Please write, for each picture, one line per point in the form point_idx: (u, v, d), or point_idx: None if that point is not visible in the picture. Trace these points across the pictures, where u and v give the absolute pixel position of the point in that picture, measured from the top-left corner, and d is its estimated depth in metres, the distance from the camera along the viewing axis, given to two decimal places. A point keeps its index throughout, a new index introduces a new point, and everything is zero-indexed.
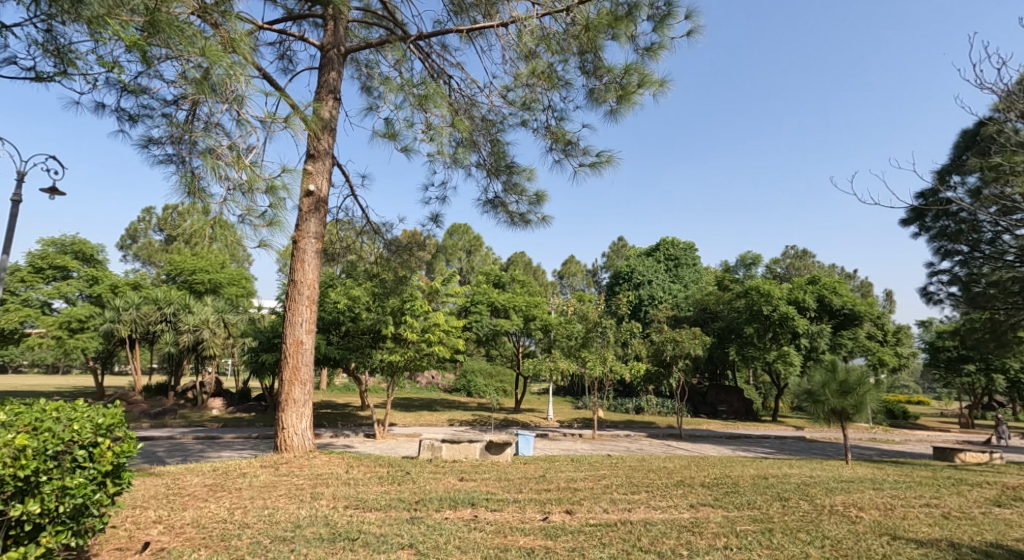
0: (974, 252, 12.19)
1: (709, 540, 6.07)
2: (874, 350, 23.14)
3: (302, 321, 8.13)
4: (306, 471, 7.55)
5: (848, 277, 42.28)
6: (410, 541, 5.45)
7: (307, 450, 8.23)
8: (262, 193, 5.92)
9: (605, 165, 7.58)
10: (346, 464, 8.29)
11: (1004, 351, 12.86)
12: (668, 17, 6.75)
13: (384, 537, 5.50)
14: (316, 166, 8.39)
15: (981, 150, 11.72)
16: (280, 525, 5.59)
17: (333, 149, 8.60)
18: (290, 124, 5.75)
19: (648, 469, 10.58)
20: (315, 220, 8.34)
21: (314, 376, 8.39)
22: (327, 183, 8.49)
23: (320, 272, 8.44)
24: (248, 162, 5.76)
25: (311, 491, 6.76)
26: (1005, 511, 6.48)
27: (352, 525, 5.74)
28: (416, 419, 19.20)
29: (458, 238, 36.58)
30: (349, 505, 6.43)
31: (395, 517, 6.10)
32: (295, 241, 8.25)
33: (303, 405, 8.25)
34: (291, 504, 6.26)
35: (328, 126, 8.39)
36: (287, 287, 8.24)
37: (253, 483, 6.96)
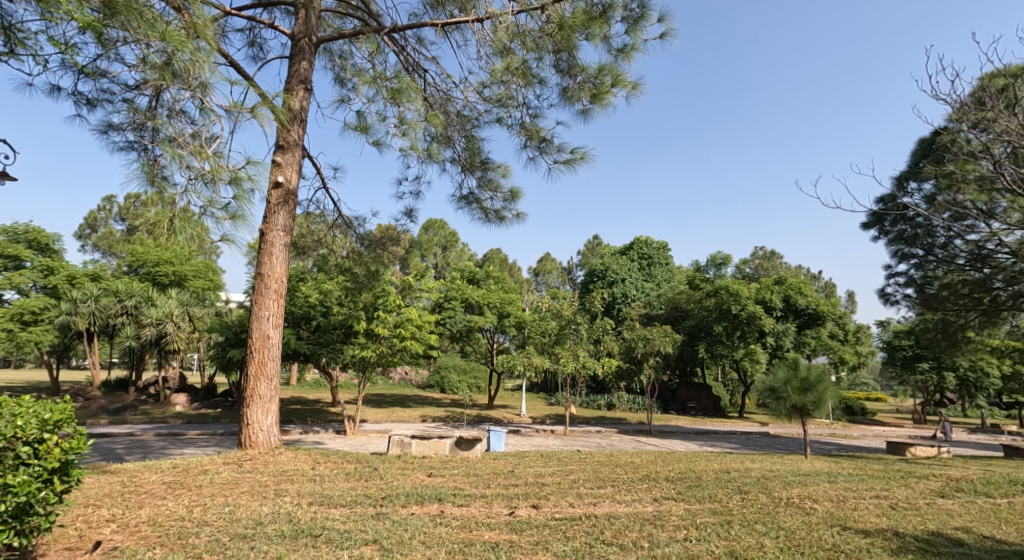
0: (928, 256, 12.57)
1: (669, 532, 6.21)
2: (836, 349, 23.92)
3: (269, 316, 8.03)
4: (270, 467, 7.48)
5: (813, 278, 43.34)
6: (374, 536, 5.45)
7: (272, 446, 8.13)
8: (225, 183, 5.83)
9: (579, 163, 7.63)
10: (312, 460, 8.22)
11: (955, 350, 13.32)
12: (642, 19, 6.84)
13: (348, 533, 5.50)
14: (285, 158, 8.28)
15: (936, 158, 12.17)
16: (241, 522, 5.53)
17: (303, 140, 8.51)
18: (255, 114, 5.66)
19: (616, 464, 10.74)
20: (284, 212, 8.23)
21: (280, 371, 8.28)
22: (297, 176, 8.40)
23: (288, 265, 8.34)
24: (211, 152, 5.66)
25: (275, 488, 6.70)
26: (948, 502, 6.76)
27: (316, 521, 5.72)
28: (387, 415, 19.12)
29: (433, 233, 36.47)
30: (314, 501, 6.39)
31: (360, 514, 6.09)
32: (262, 234, 8.14)
33: (268, 400, 8.15)
34: (254, 502, 6.20)
35: (298, 118, 8.30)
36: (254, 280, 8.12)
37: (214, 480, 6.86)
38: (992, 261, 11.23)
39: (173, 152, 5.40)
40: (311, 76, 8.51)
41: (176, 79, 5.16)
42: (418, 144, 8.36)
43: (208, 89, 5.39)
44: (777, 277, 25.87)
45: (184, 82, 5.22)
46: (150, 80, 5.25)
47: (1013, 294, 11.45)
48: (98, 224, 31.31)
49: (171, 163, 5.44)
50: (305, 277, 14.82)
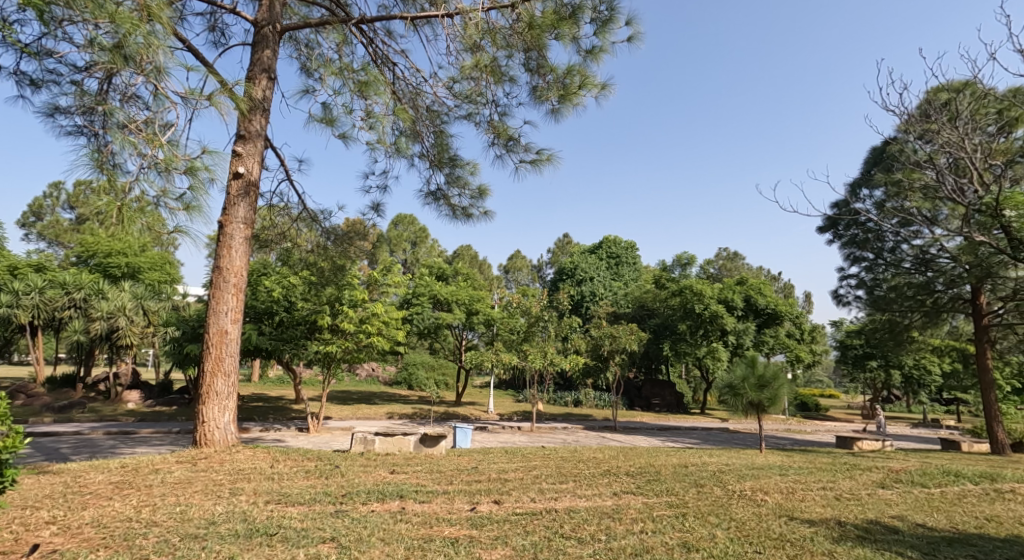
0: (878, 260, 13.05)
1: (627, 525, 6.35)
2: (793, 348, 24.82)
3: (227, 310, 7.88)
4: (226, 466, 7.35)
5: (773, 278, 44.49)
6: (332, 534, 5.44)
7: (229, 444, 7.99)
8: (180, 173, 5.70)
9: (545, 163, 7.66)
10: (270, 458, 8.12)
11: (900, 350, 13.91)
12: (610, 22, 6.94)
13: (305, 531, 5.47)
14: (246, 148, 8.12)
15: (885, 166, 12.64)
16: (192, 522, 5.45)
17: (265, 130, 8.37)
18: (212, 102, 5.50)
19: (579, 459, 10.89)
20: (244, 204, 8.07)
21: (238, 368, 8.13)
22: (258, 167, 8.25)
23: (248, 258, 8.20)
24: (165, 140, 5.52)
25: (230, 487, 6.60)
26: (887, 492, 7.08)
27: (272, 520, 5.67)
28: (353, 412, 18.93)
29: (402, 229, 36.21)
30: (271, 500, 6.32)
31: (318, 512, 6.06)
32: (221, 226, 7.97)
33: (226, 397, 8.00)
34: (207, 501, 6.11)
35: (260, 107, 8.16)
36: (212, 273, 7.96)
37: (165, 480, 6.72)
38: (936, 265, 11.76)
39: (124, 139, 5.25)
40: (275, 65, 8.37)
41: (128, 62, 4.99)
42: (386, 139, 8.31)
43: (162, 74, 5.26)
44: (739, 277, 26.48)
45: (137, 66, 5.11)
46: (97, 62, 5.05)
47: (951, 296, 12.44)
48: (44, 213, 30.15)
49: (123, 150, 5.30)
50: (268, 272, 14.51)
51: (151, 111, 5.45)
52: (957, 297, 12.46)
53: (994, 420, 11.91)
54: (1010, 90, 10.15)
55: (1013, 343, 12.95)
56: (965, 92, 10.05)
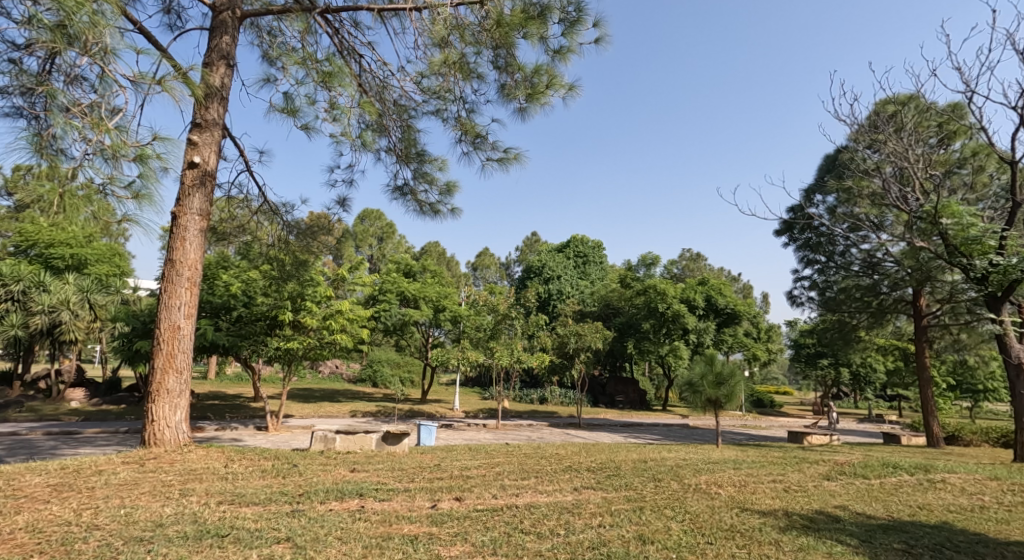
0: (829, 263, 13.53)
1: (585, 519, 6.47)
2: (750, 346, 25.62)
3: (180, 305, 7.70)
4: (177, 466, 7.20)
5: (732, 278, 45.64)
6: (287, 534, 5.39)
7: (180, 443, 7.81)
8: (129, 160, 5.38)
9: (512, 162, 7.69)
10: (224, 458, 7.98)
11: (849, 349, 14.42)
12: (578, 23, 7.02)
13: (258, 532, 5.41)
14: (202, 137, 7.94)
15: (837, 173, 13.02)
16: (138, 525, 5.34)
17: (223, 120, 8.20)
18: (165, 88, 5.02)
19: (541, 456, 11.01)
20: (199, 195, 7.89)
21: (191, 365, 7.96)
22: (215, 157, 8.07)
23: (203, 252, 8.03)
24: (112, 125, 5.23)
25: (180, 488, 6.47)
26: (832, 484, 7.37)
27: (224, 520, 5.60)
28: (314, 410, 18.65)
29: (369, 224, 35.77)
30: (224, 500, 6.23)
31: (274, 512, 5.99)
32: (175, 217, 7.77)
33: (177, 396, 7.82)
34: (155, 502, 5.98)
35: (217, 95, 7.99)
36: (165, 266, 7.76)
37: (109, 481, 6.55)
38: (881, 268, 12.27)
39: (66, 122, 4.96)
40: (234, 52, 8.19)
41: (72, 42, 4.73)
42: (351, 132, 8.22)
43: (110, 56, 4.98)
44: (700, 277, 27.03)
45: (82, 47, 4.82)
46: (35, 42, 4.78)
47: (895, 298, 12.97)
48: None
49: (64, 134, 5.02)
50: (227, 266, 14.19)
51: (99, 94, 5.18)
52: (899, 299, 12.98)
53: (930, 415, 12.47)
54: (952, 103, 10.67)
55: (949, 343, 13.57)
56: (910, 105, 10.56)
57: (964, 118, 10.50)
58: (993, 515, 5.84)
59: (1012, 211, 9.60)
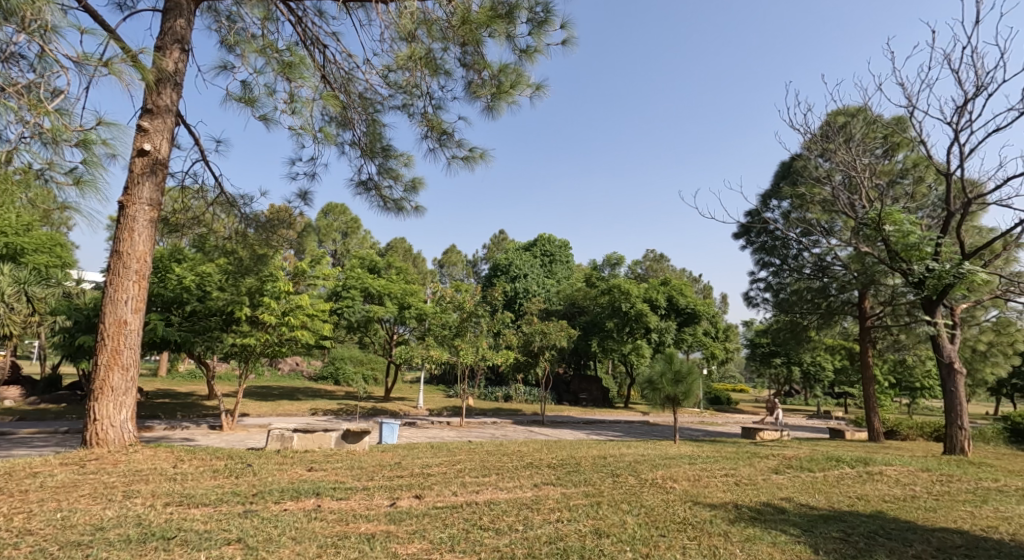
0: (783, 266, 13.95)
1: (544, 515, 6.57)
2: (708, 345, 26.25)
3: (128, 299, 7.49)
4: (121, 467, 7.00)
5: (694, 279, 46.68)
6: (238, 535, 5.32)
7: (125, 443, 7.60)
8: (71, 146, 5.12)
9: (477, 160, 7.72)
10: (173, 458, 7.80)
11: (800, 348, 14.93)
12: (545, 24, 7.08)
13: (208, 533, 5.32)
14: (153, 124, 7.71)
15: (791, 179, 13.22)
16: (76, 529, 5.20)
17: (176, 106, 7.99)
18: (112, 71, 4.84)
19: (503, 453, 11.08)
20: (149, 184, 7.67)
21: (138, 362, 7.75)
22: (167, 145, 7.85)
23: (153, 243, 7.82)
24: (52, 108, 4.96)
25: (123, 490, 6.30)
26: (780, 477, 7.65)
27: (171, 523, 5.49)
28: (272, 408, 18.33)
29: (333, 218, 35.24)
30: (171, 502, 6.09)
31: (225, 512, 5.89)
32: (122, 207, 7.54)
33: (123, 394, 7.61)
34: (95, 506, 5.81)
35: (170, 81, 7.78)
36: (111, 257, 7.52)
37: (45, 484, 6.33)
38: (830, 272, 12.72)
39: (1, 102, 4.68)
40: (189, 36, 7.99)
41: (9, 18, 4.48)
42: (312, 125, 8.11)
43: (51, 35, 4.75)
44: (663, 278, 27.52)
45: (20, 24, 4.57)
46: None
47: (842, 301, 13.47)
48: None
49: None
50: (181, 260, 13.79)
51: (37, 74, 4.95)
52: (847, 300, 13.47)
53: (872, 412, 12.97)
54: (896, 116, 11.21)
55: (890, 343, 14.16)
56: (859, 117, 11.07)
57: (906, 131, 10.99)
58: (923, 504, 6.17)
59: (947, 219, 10.11)
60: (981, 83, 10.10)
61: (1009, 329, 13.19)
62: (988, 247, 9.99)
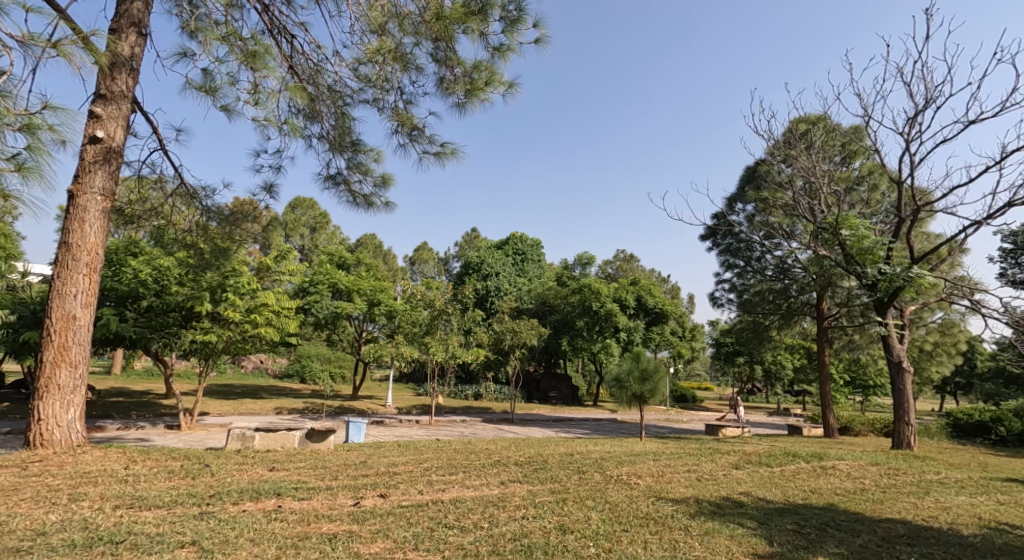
0: (747, 267, 14.21)
1: (510, 512, 6.60)
2: (675, 344, 26.69)
3: (77, 293, 7.27)
4: (67, 469, 6.79)
5: (662, 279, 47.48)
6: (193, 537, 5.23)
7: (72, 444, 7.36)
8: (14, 130, 4.94)
9: (449, 156, 7.69)
10: (125, 459, 7.60)
11: (762, 347, 15.28)
12: (518, 22, 7.08)
13: (160, 536, 5.21)
14: (106, 110, 7.48)
15: (755, 183, 13.44)
16: (17, 534, 5.04)
17: (131, 92, 7.77)
18: (61, 53, 4.69)
19: (471, 451, 11.09)
20: (101, 173, 7.46)
21: (87, 359, 7.52)
22: (121, 133, 7.64)
23: (106, 235, 7.60)
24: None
25: (69, 492, 6.13)
26: (740, 472, 7.84)
27: (119, 526, 5.35)
28: (234, 407, 17.96)
29: (301, 213, 34.68)
30: (121, 504, 5.94)
31: (179, 514, 5.78)
32: (73, 196, 7.31)
33: (70, 392, 7.37)
34: (37, 509, 5.64)
35: (126, 65, 7.56)
36: (59, 249, 7.29)
37: None
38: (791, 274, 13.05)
39: None
40: (146, 20, 7.79)
41: None
42: (277, 116, 7.96)
43: None
44: (633, 277, 27.86)
45: None
46: None
47: (802, 302, 13.81)
48: None
49: None
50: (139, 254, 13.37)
51: None
52: (806, 301, 13.82)
53: (828, 408, 13.37)
54: (854, 125, 11.60)
55: (844, 343, 14.62)
56: (819, 125, 11.44)
57: (863, 139, 11.34)
58: (872, 496, 6.39)
59: (899, 225, 10.49)
60: (930, 96, 10.50)
61: (953, 330, 13.76)
62: (936, 252, 10.41)
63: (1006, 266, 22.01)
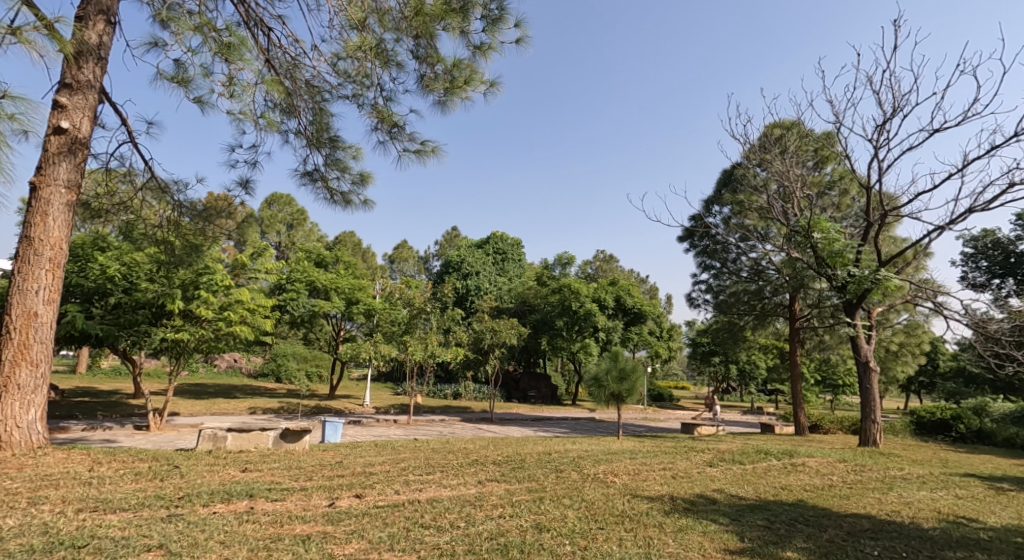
0: (722, 269, 14.39)
1: (487, 511, 6.62)
2: (653, 344, 26.96)
3: (39, 289, 7.12)
4: (28, 472, 6.63)
5: (641, 279, 47.91)
6: (160, 541, 5.16)
7: (33, 446, 7.17)
8: None
9: (429, 154, 7.67)
10: (91, 461, 7.44)
11: (736, 347, 15.50)
12: (499, 21, 7.08)
13: (126, 540, 5.13)
14: (72, 100, 7.29)
15: (731, 186, 13.58)
16: None
17: (100, 82, 7.59)
18: (22, 40, 4.60)
19: (448, 450, 11.09)
20: (66, 165, 7.29)
21: (49, 358, 7.36)
22: (88, 124, 7.47)
23: (70, 229, 7.44)
24: None
25: (30, 496, 5.99)
26: (713, 469, 7.96)
27: (83, 530, 5.26)
28: (206, 407, 17.68)
29: (277, 209, 34.23)
30: (85, 508, 5.83)
31: (146, 517, 5.70)
32: (35, 188, 7.14)
33: (31, 392, 7.19)
34: None
35: (93, 54, 7.37)
36: (20, 242, 7.12)
37: None
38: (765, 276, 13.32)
39: None
40: (116, 8, 7.62)
41: None
42: (253, 110, 7.85)
43: None
44: (612, 278, 28.05)
45: None
46: None
47: (775, 303, 14.04)
48: None
49: None
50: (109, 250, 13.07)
51: None
52: (779, 303, 14.07)
53: (799, 407, 13.63)
54: (826, 131, 11.85)
55: (815, 343, 14.93)
56: (793, 129, 11.65)
57: (835, 145, 11.58)
58: (838, 492, 6.54)
59: (867, 228, 10.73)
60: (897, 104, 10.77)
61: (918, 331, 14.11)
62: (902, 255, 10.69)
63: (968, 269, 22.71)
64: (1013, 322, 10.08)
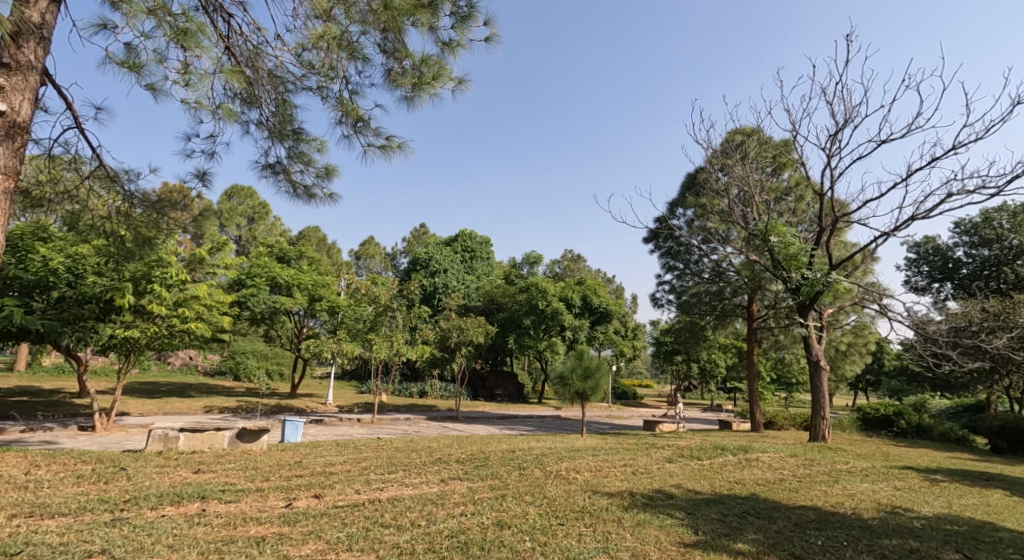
0: (685, 270, 14.55)
1: (448, 509, 6.55)
2: (618, 343, 27.17)
3: None
4: None
5: (608, 279, 48.37)
6: (102, 546, 4.94)
7: None
8: None
9: (393, 150, 7.53)
10: (29, 465, 7.10)
11: (697, 346, 15.75)
12: (468, 19, 6.99)
13: (65, 546, 4.91)
14: (10, 80, 6.15)
15: (694, 189, 13.75)
16: None
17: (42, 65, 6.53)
18: None
19: (412, 449, 10.93)
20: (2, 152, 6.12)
21: None
22: (29, 108, 6.34)
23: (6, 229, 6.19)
24: None
25: None
26: (672, 465, 8.05)
27: (17, 536, 5.02)
28: (158, 407, 17.09)
29: (238, 202, 33.33)
30: (23, 513, 5.56)
31: (88, 522, 5.46)
32: None
33: None
34: None
35: (34, 32, 6.30)
36: None
37: None
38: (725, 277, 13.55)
39: None
40: None
41: None
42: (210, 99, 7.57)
43: None
44: (577, 277, 28.17)
45: None
46: None
47: (734, 305, 14.31)
48: None
49: None
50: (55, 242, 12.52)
51: None
52: (738, 304, 14.35)
53: (755, 405, 13.95)
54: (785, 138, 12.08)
55: (771, 343, 15.27)
56: (754, 135, 11.86)
57: (792, 152, 11.83)
58: (788, 485, 6.69)
59: (821, 233, 11.00)
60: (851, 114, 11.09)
61: (866, 331, 14.57)
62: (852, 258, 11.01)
63: (912, 273, 23.62)
64: (949, 324, 10.45)
